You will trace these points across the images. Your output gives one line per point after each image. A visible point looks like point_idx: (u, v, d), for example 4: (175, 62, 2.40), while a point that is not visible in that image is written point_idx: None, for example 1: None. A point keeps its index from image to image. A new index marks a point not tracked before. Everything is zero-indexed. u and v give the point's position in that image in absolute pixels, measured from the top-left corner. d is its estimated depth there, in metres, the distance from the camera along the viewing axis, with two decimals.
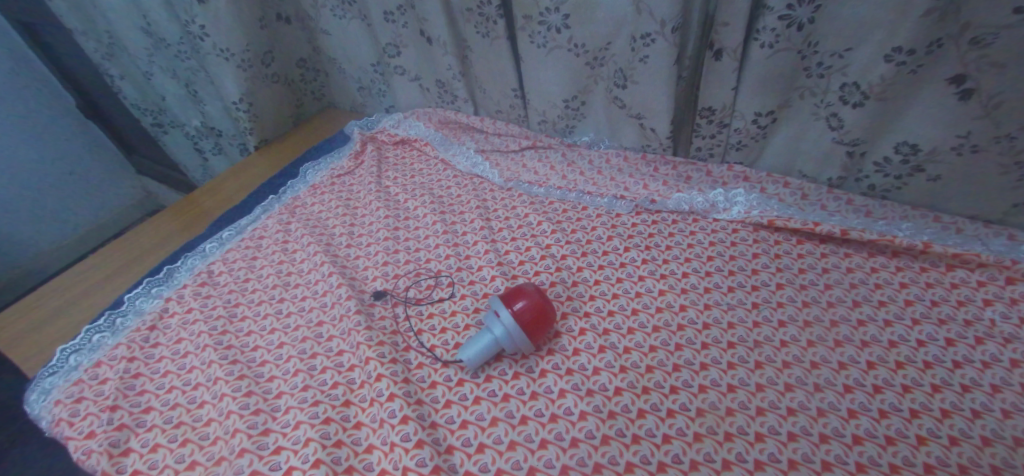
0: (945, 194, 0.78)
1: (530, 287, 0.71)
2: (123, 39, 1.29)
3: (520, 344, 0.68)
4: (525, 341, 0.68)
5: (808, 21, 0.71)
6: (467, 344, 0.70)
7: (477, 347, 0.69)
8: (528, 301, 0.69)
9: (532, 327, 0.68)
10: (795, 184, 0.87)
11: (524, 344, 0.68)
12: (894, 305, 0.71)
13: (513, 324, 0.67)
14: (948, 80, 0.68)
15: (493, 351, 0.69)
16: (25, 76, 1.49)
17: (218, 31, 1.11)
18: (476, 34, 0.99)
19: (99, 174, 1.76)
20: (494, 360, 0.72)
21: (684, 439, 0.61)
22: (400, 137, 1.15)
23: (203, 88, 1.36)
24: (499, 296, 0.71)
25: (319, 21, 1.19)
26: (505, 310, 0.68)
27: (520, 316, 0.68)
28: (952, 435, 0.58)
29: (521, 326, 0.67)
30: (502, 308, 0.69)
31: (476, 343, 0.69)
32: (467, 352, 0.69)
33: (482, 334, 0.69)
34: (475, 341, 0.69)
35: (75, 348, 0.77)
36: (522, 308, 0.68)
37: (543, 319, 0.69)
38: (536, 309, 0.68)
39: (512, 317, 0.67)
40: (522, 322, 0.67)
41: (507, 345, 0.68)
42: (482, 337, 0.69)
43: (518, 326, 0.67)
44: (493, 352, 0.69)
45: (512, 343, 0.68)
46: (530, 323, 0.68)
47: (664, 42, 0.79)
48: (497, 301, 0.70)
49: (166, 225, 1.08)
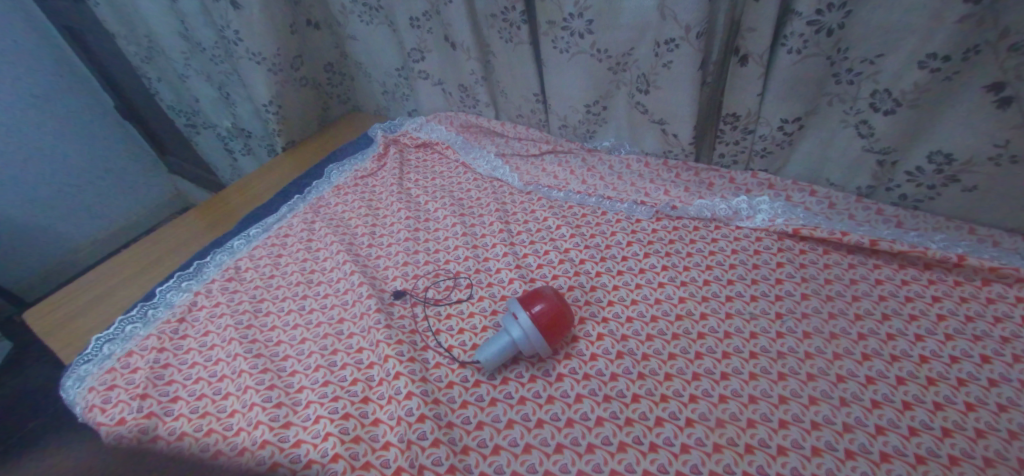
0: (980, 206, 0.76)
1: (547, 290, 0.71)
2: (161, 43, 1.34)
3: (538, 346, 0.68)
4: (542, 344, 0.68)
5: (837, 27, 0.70)
6: (484, 343, 0.70)
7: (495, 347, 0.69)
8: (546, 304, 0.69)
9: (550, 331, 0.68)
10: (821, 192, 0.85)
11: (542, 347, 0.68)
12: (926, 319, 0.69)
13: (531, 327, 0.67)
14: (986, 87, 0.66)
15: (511, 353, 0.69)
16: (69, 78, 1.57)
17: (251, 36, 1.15)
18: (499, 39, 1.00)
19: (134, 172, 1.82)
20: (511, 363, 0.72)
21: (703, 450, 0.60)
22: (422, 140, 1.17)
23: (235, 90, 1.40)
24: (516, 299, 0.71)
25: (347, 26, 1.22)
26: (523, 313, 0.68)
27: (537, 319, 0.68)
28: (987, 456, 0.56)
29: (539, 328, 0.67)
30: (520, 309, 0.69)
31: (494, 343, 0.69)
32: (484, 353, 0.69)
33: (499, 335, 0.70)
34: (493, 342, 0.69)
35: (109, 337, 0.81)
36: (539, 312, 0.68)
37: (561, 324, 0.68)
38: (554, 312, 0.68)
39: (530, 320, 0.67)
40: (540, 325, 0.67)
41: (524, 348, 0.68)
42: (500, 337, 0.70)
43: (536, 330, 0.67)
44: (512, 353, 0.69)
45: (530, 345, 0.68)
46: (547, 326, 0.68)
47: (689, 47, 0.79)
48: (515, 303, 0.70)
49: (194, 222, 1.12)
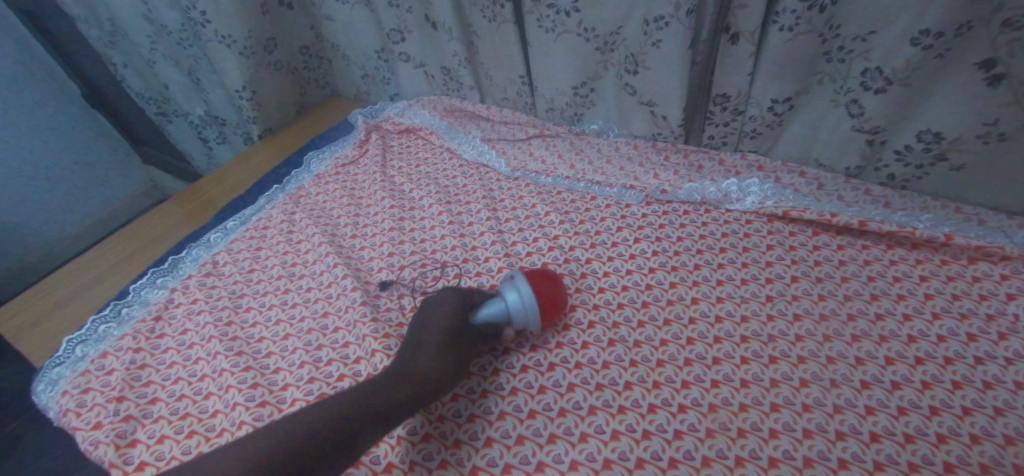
0: (967, 184, 0.76)
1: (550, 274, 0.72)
2: (124, 25, 1.27)
3: (531, 321, 0.67)
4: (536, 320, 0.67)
5: (830, 3, 0.68)
6: (476, 309, 0.69)
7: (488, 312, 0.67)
8: (549, 284, 0.69)
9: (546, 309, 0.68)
10: (811, 173, 0.84)
11: (534, 322, 0.67)
12: (913, 298, 0.69)
13: (532, 299, 0.67)
14: (978, 64, 0.65)
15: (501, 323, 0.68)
16: (29, 63, 1.48)
17: (220, 17, 1.09)
18: (482, 19, 0.97)
19: (103, 163, 1.75)
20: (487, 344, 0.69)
21: (696, 435, 0.60)
22: (405, 126, 1.13)
23: (206, 75, 1.34)
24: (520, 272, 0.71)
25: (322, 6, 1.16)
26: (528, 289, 0.67)
27: (539, 294, 0.67)
28: (973, 433, 0.57)
29: (538, 304, 0.67)
30: (526, 285, 0.68)
31: (489, 308, 0.68)
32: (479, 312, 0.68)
33: (494, 303, 0.68)
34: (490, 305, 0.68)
35: (81, 338, 0.77)
36: (541, 288, 0.68)
37: (556, 306, 0.69)
38: (554, 293, 0.69)
39: (533, 293, 0.67)
40: (540, 302, 0.67)
41: (517, 319, 0.67)
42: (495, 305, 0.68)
43: (536, 303, 0.67)
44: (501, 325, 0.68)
45: (524, 318, 0.67)
46: (546, 305, 0.68)
47: (678, 25, 0.76)
48: (519, 275, 0.70)
49: (169, 215, 1.07)
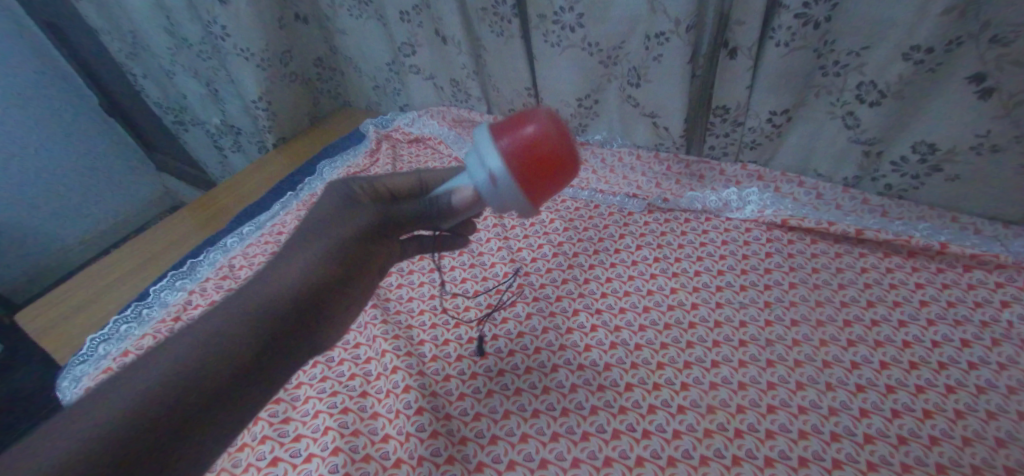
0: (962, 194, 0.78)
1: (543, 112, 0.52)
2: (146, 38, 1.32)
3: (512, 201, 0.50)
4: (518, 200, 0.49)
5: (824, 20, 0.71)
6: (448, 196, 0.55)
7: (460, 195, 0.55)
8: (529, 131, 0.49)
9: (531, 175, 0.49)
10: (809, 183, 0.87)
11: (517, 203, 0.50)
12: (908, 305, 0.71)
13: (502, 169, 0.48)
14: (969, 79, 0.67)
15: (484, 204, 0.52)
16: (53, 75, 1.54)
17: (238, 31, 1.14)
18: (490, 34, 1.00)
19: (120, 169, 1.80)
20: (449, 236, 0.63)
21: (694, 435, 0.62)
22: (414, 136, 1.17)
23: (222, 85, 1.38)
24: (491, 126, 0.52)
25: (336, 20, 1.20)
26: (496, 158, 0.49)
27: (513, 156, 0.48)
28: (965, 435, 0.58)
29: (514, 171, 0.48)
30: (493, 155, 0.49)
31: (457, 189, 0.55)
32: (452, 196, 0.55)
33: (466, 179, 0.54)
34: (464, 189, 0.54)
35: (104, 337, 0.80)
36: (516, 143, 0.49)
37: (551, 163, 0.49)
38: (539, 142, 0.49)
39: (501, 159, 0.48)
40: (511, 165, 0.48)
41: (494, 204, 0.51)
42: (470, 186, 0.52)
43: (509, 174, 0.48)
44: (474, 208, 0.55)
45: (502, 200, 0.50)
46: (526, 169, 0.49)
47: (678, 40, 0.79)
48: (486, 131, 0.51)
49: (186, 221, 1.11)
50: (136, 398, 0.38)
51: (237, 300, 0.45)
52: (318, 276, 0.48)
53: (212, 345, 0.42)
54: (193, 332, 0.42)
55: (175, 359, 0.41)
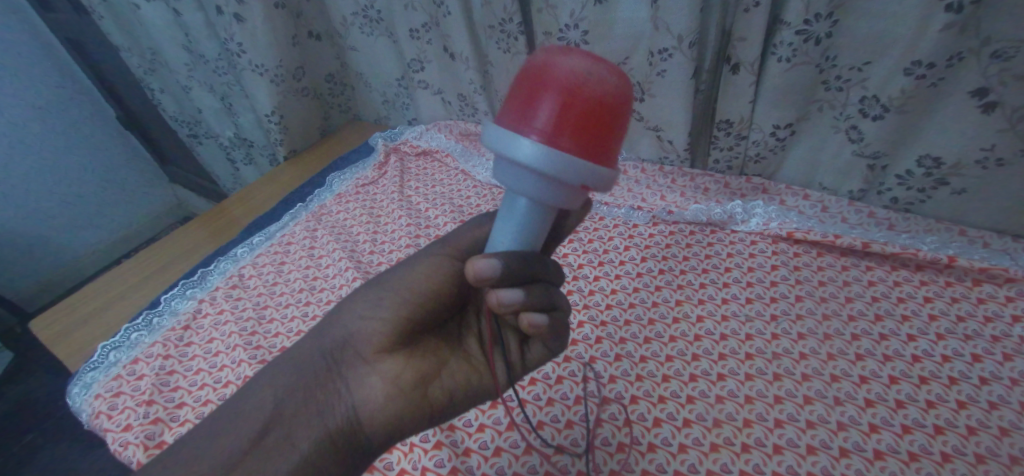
0: (970, 207, 0.78)
1: (550, 52, 0.40)
2: (164, 54, 1.37)
3: (584, 177, 0.38)
4: (588, 174, 0.38)
5: (825, 36, 0.72)
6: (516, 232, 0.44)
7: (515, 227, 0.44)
8: (554, 98, 0.38)
9: (585, 144, 0.38)
10: (814, 197, 0.87)
11: (586, 179, 0.38)
12: (917, 319, 0.70)
13: (550, 153, 0.37)
14: (971, 93, 0.68)
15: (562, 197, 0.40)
16: (73, 89, 1.59)
17: (253, 47, 1.17)
18: (497, 49, 1.02)
19: (134, 181, 1.84)
20: (529, 291, 0.45)
21: (700, 449, 0.61)
22: (422, 149, 1.19)
23: (236, 100, 1.42)
24: (500, 114, 0.41)
25: (347, 37, 1.24)
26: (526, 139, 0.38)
27: (553, 132, 0.38)
28: (979, 452, 0.57)
29: (558, 142, 0.38)
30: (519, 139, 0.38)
31: (502, 226, 0.44)
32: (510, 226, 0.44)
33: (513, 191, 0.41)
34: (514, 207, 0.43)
35: (115, 345, 0.82)
36: (541, 116, 0.38)
37: (600, 117, 0.38)
38: (570, 102, 0.38)
39: (539, 143, 0.37)
40: (554, 135, 0.38)
41: (557, 198, 0.40)
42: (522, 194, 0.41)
43: (562, 152, 0.37)
44: (489, 266, 0.43)
45: (565, 187, 0.39)
46: (573, 129, 0.38)
47: (682, 56, 0.81)
48: (498, 123, 0.41)
49: (198, 231, 1.13)
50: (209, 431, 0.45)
51: (286, 353, 0.51)
52: (374, 328, 0.51)
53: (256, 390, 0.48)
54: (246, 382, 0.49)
55: (230, 403, 0.47)
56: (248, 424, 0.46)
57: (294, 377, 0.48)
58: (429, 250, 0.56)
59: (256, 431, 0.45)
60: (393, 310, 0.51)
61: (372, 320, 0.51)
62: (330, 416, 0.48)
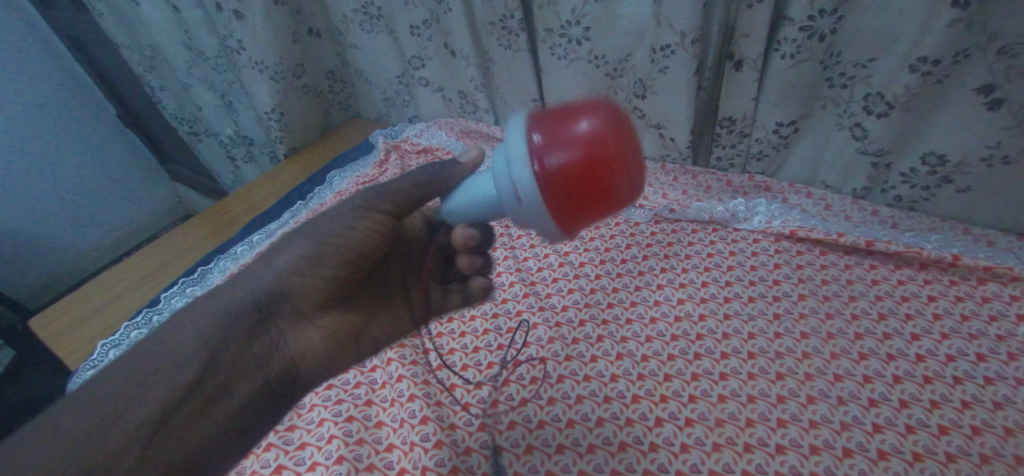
0: (974, 206, 0.77)
1: (612, 116, 0.42)
2: (163, 51, 1.36)
3: (538, 221, 0.43)
4: (540, 217, 0.42)
5: (829, 33, 0.71)
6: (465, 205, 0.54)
7: (482, 203, 0.50)
8: (577, 149, 0.40)
9: (563, 195, 0.41)
10: (817, 194, 0.87)
11: (539, 222, 0.43)
12: (921, 318, 0.70)
13: (531, 183, 0.41)
14: (977, 90, 0.67)
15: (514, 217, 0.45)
16: (73, 86, 1.59)
17: (253, 45, 1.17)
18: (498, 47, 1.01)
19: (134, 179, 1.83)
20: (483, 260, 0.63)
21: (702, 449, 0.61)
22: (422, 146, 1.18)
23: (236, 97, 1.41)
24: (535, 124, 0.43)
25: (348, 34, 1.23)
26: (527, 172, 0.41)
27: (549, 173, 0.41)
28: (983, 453, 0.56)
29: (542, 187, 0.41)
30: (524, 165, 0.41)
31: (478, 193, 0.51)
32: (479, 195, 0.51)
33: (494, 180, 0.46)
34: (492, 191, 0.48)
35: (114, 343, 0.81)
36: (557, 148, 0.41)
37: (598, 189, 0.40)
38: (586, 164, 0.40)
39: (533, 171, 0.41)
40: (547, 181, 0.41)
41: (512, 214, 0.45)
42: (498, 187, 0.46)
43: (537, 191, 0.41)
44: (473, 237, 0.57)
45: (521, 213, 0.44)
46: (567, 184, 0.40)
47: (684, 53, 0.80)
48: (529, 129, 0.43)
49: (199, 229, 1.13)
50: (119, 388, 0.45)
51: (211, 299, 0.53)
52: (311, 287, 0.57)
53: (170, 346, 0.48)
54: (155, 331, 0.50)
55: (139, 354, 0.48)
56: (179, 374, 0.48)
57: (224, 331, 0.52)
58: (360, 206, 0.58)
59: (189, 381, 0.48)
60: (331, 270, 0.57)
61: (307, 279, 0.56)
62: (265, 363, 0.54)
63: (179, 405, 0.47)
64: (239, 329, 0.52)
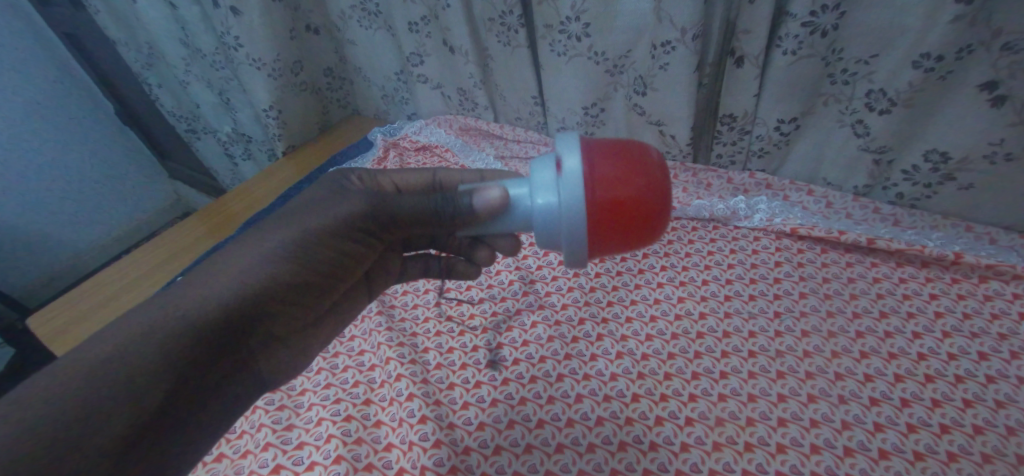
0: (976, 203, 0.77)
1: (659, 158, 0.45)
2: (161, 49, 1.35)
3: (572, 244, 0.44)
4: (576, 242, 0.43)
5: (832, 29, 0.70)
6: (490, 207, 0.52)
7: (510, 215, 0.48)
8: (629, 186, 0.42)
9: (605, 224, 0.42)
10: (818, 192, 0.87)
11: (571, 246, 0.44)
12: (923, 316, 0.69)
13: (581, 210, 0.42)
14: (980, 86, 0.67)
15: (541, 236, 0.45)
16: (71, 84, 1.58)
17: (250, 41, 1.16)
18: (497, 43, 1.01)
19: (133, 177, 1.83)
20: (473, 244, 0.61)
21: (702, 448, 0.60)
22: (421, 144, 1.18)
23: (233, 94, 1.41)
24: (587, 148, 0.44)
25: (346, 31, 1.22)
26: (580, 199, 0.42)
27: (598, 204, 0.42)
28: (985, 452, 0.56)
29: (589, 216, 0.42)
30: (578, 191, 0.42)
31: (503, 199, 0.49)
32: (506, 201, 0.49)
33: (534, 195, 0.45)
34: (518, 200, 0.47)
35: None
36: (608, 174, 0.42)
37: (637, 224, 0.43)
38: (635, 201, 0.42)
39: (584, 193, 0.42)
40: (596, 211, 0.42)
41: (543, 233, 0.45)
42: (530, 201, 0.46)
43: (584, 218, 0.42)
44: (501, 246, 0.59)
45: (555, 233, 0.44)
46: (613, 216, 0.42)
47: (685, 49, 0.79)
48: (582, 153, 0.44)
49: (197, 227, 1.13)
50: (80, 399, 0.39)
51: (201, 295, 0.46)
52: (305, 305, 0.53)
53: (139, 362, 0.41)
54: (124, 322, 0.43)
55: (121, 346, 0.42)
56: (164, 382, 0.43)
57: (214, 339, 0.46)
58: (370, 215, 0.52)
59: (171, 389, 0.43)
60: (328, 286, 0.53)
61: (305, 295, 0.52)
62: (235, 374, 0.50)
63: (147, 425, 0.42)
64: (215, 343, 0.46)
